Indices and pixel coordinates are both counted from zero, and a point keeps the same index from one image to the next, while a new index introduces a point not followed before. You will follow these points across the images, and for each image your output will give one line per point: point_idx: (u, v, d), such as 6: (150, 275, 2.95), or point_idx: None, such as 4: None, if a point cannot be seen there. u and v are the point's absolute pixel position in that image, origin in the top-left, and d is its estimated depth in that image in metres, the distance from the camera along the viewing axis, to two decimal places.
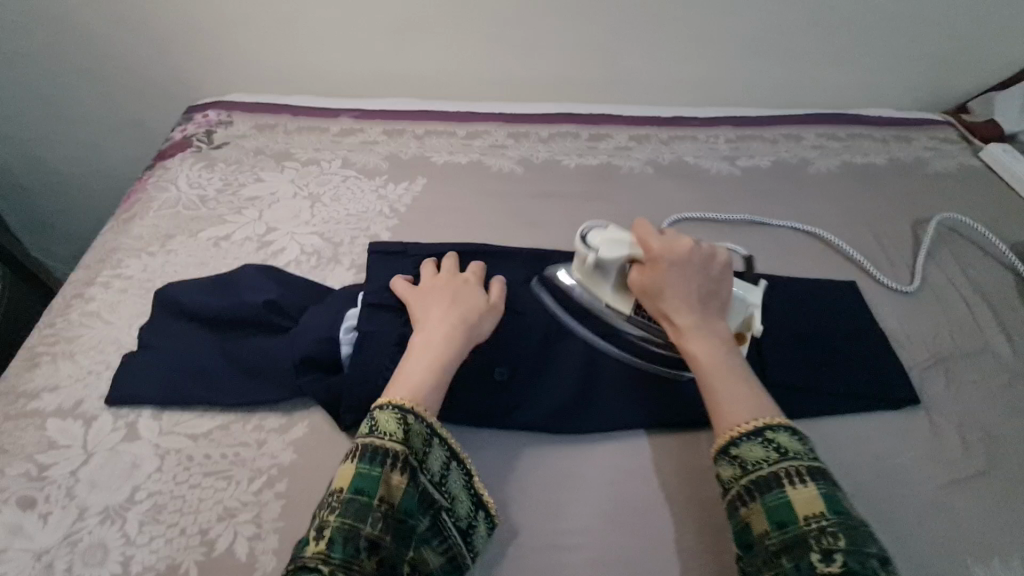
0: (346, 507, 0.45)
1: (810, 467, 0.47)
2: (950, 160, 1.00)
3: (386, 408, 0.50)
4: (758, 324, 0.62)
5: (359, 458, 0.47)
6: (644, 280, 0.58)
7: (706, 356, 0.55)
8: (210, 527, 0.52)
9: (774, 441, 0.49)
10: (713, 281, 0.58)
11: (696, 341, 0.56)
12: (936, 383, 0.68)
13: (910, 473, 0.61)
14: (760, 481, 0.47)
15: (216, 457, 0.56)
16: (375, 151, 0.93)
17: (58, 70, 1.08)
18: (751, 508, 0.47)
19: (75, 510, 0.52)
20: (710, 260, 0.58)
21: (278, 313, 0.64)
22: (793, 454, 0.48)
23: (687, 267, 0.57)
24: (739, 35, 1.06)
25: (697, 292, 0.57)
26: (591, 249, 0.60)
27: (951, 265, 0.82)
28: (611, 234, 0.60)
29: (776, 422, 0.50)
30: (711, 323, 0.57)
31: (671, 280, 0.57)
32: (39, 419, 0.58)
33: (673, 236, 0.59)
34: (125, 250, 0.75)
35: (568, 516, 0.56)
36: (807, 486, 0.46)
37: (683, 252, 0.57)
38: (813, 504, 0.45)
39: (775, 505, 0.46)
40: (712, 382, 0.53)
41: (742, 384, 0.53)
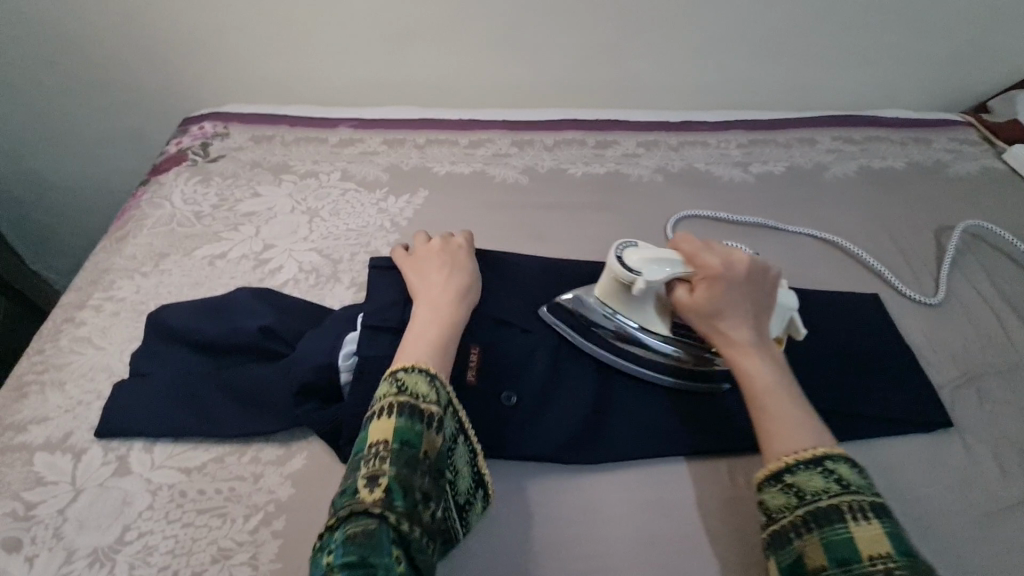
0: (398, 457, 0.46)
1: (873, 502, 0.44)
2: (972, 163, 0.96)
3: (414, 372, 0.51)
4: (801, 327, 0.59)
5: (398, 415, 0.47)
6: (701, 295, 0.55)
7: (761, 376, 0.52)
8: (204, 570, 0.49)
9: (834, 471, 0.46)
10: (765, 298, 0.56)
11: (750, 360, 0.53)
12: (967, 403, 0.65)
13: (944, 503, 0.57)
14: (819, 512, 0.44)
15: (210, 493, 0.53)
16: (375, 162, 0.90)
17: (51, 83, 1.06)
18: (807, 540, 0.44)
19: (63, 552, 0.49)
20: (764, 277, 0.56)
21: (273, 339, 0.62)
22: (855, 487, 0.45)
23: (743, 284, 0.55)
24: (749, 35, 1.02)
25: (750, 309, 0.55)
26: (636, 275, 0.57)
27: (977, 275, 0.79)
28: (648, 252, 0.58)
29: (834, 451, 0.47)
30: (764, 341, 0.55)
31: (728, 296, 0.54)
32: (27, 453, 0.55)
33: (727, 251, 0.56)
34: (118, 271, 0.73)
35: (583, 554, 0.52)
36: (872, 523, 0.43)
37: (740, 268, 0.55)
38: (879, 544, 0.42)
39: (835, 540, 0.43)
40: (768, 403, 0.51)
41: (799, 406, 0.50)
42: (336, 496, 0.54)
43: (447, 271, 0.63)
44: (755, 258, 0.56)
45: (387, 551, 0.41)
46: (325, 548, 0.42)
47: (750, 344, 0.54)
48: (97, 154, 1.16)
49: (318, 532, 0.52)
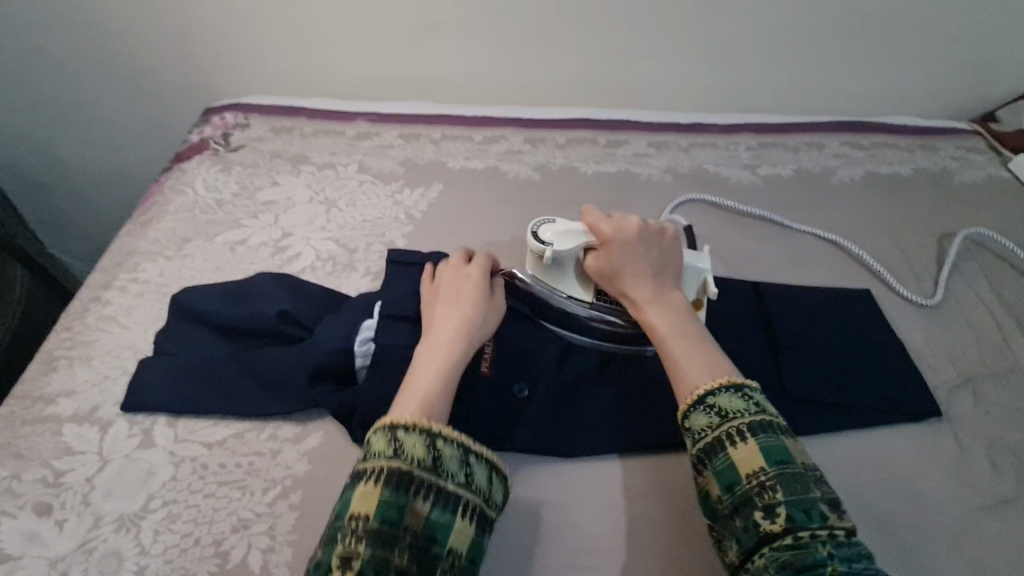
0: (372, 540, 0.43)
1: (751, 422, 0.47)
2: (977, 171, 0.98)
3: (411, 430, 0.47)
4: (713, 286, 0.63)
5: (383, 483, 0.44)
6: (600, 264, 0.62)
7: (662, 324, 0.57)
8: (224, 539, 0.51)
9: (715, 405, 0.49)
10: (664, 256, 0.62)
11: (653, 311, 0.58)
12: (963, 403, 0.66)
13: (937, 498, 0.59)
14: (706, 447, 0.48)
15: (230, 467, 0.56)
16: (391, 156, 0.92)
17: (77, 71, 1.08)
18: (704, 476, 0.48)
19: (91, 517, 0.52)
20: (659, 238, 0.63)
21: (292, 324, 0.64)
22: (733, 414, 0.48)
23: (635, 244, 0.61)
24: (762, 40, 1.04)
25: (647, 268, 0.60)
26: (546, 245, 0.63)
27: (978, 280, 0.80)
28: (561, 227, 0.64)
29: (725, 382, 0.50)
30: (667, 294, 0.59)
31: (621, 258, 0.61)
32: (56, 424, 0.58)
33: (621, 219, 0.64)
34: (142, 254, 0.75)
35: (585, 536, 0.55)
36: (749, 443, 0.46)
37: (630, 231, 0.62)
38: (755, 461, 0.46)
39: (720, 469, 0.47)
40: (669, 347, 0.55)
41: (700, 346, 0.54)
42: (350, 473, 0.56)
43: (458, 302, 0.59)
44: (646, 222, 0.63)
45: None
46: None
47: (651, 297, 0.59)
48: (119, 141, 1.19)
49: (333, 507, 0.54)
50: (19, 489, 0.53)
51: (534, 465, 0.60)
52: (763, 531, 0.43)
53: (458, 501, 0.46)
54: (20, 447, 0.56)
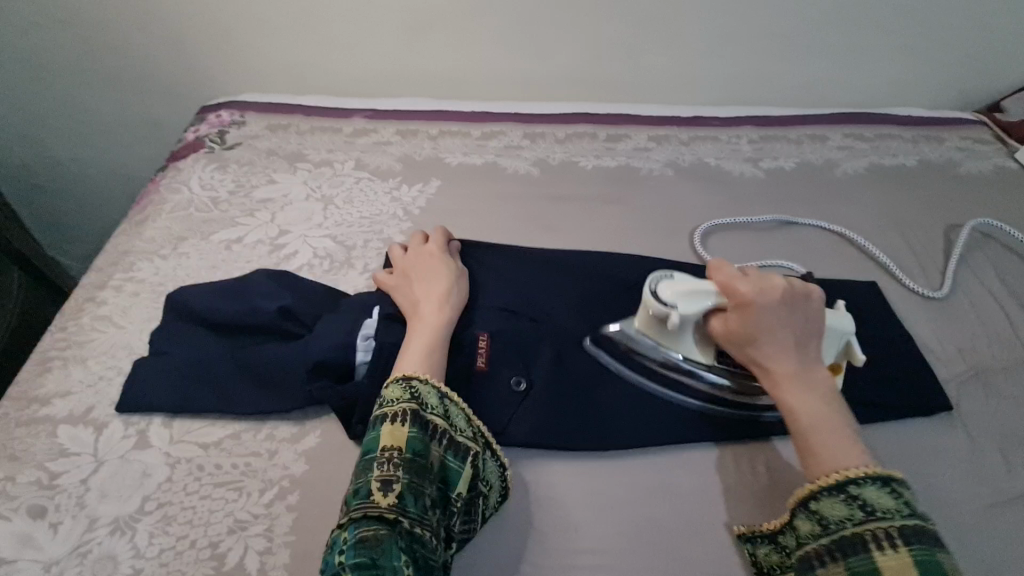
0: (407, 469, 0.46)
1: (902, 526, 0.43)
2: (984, 162, 0.96)
3: (426, 383, 0.51)
4: (859, 351, 0.58)
5: (411, 423, 0.48)
6: (730, 326, 0.55)
7: (805, 407, 0.49)
8: (221, 541, 0.50)
9: (860, 496, 0.45)
10: (810, 321, 0.54)
11: (792, 391, 0.51)
12: (973, 398, 0.65)
13: (947, 494, 0.58)
14: (844, 541, 0.44)
15: (226, 468, 0.55)
16: (389, 153, 0.91)
17: (72, 70, 1.07)
18: (832, 571, 0.44)
19: (86, 520, 0.51)
20: (804, 300, 0.54)
21: (291, 320, 0.63)
22: (882, 513, 0.44)
23: (780, 308, 0.53)
24: (763, 32, 1.02)
25: (788, 336, 0.52)
26: (670, 308, 0.56)
27: (987, 272, 0.79)
28: (682, 287, 0.57)
29: (872, 473, 0.45)
30: (810, 370, 0.52)
31: (765, 322, 0.53)
32: (50, 425, 0.57)
33: (760, 276, 0.55)
34: (138, 253, 0.74)
35: (586, 535, 0.54)
36: (901, 552, 0.42)
37: (775, 292, 0.53)
38: (907, 573, 0.41)
39: (862, 571, 0.42)
40: (812, 433, 0.48)
41: (849, 435, 0.48)
42: (348, 473, 0.55)
43: (435, 274, 0.63)
44: (791, 281, 0.55)
45: (397, 558, 0.42)
46: (336, 547, 0.43)
47: (789, 373, 0.51)
48: (115, 140, 1.18)
49: (330, 508, 0.53)
50: (13, 491, 0.53)
51: (534, 461, 0.59)
52: None
53: (469, 450, 0.51)
54: (14, 449, 0.55)
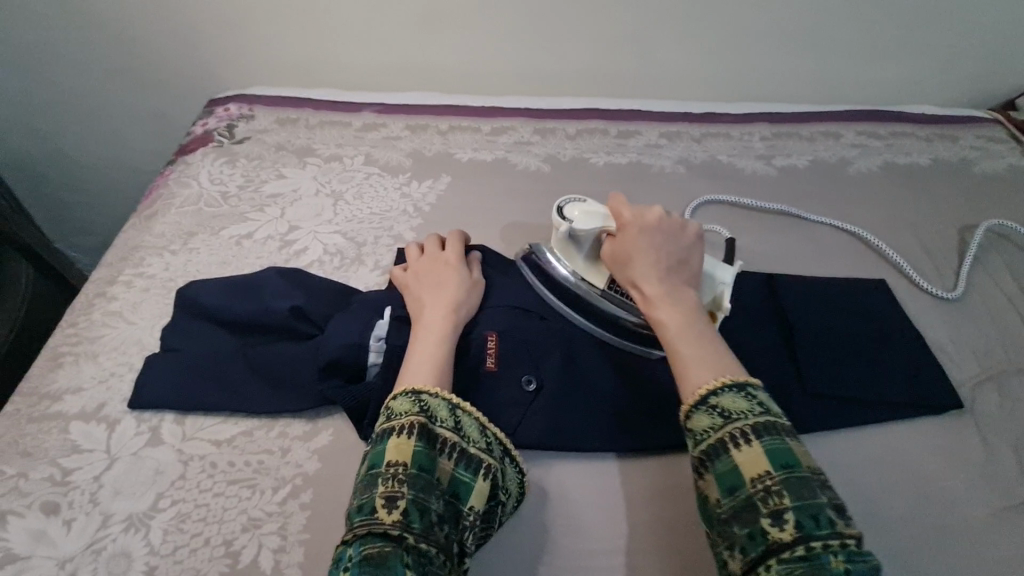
0: (413, 483, 0.44)
1: (754, 424, 0.45)
2: (998, 161, 0.95)
3: (435, 395, 0.49)
4: (727, 303, 0.61)
5: (417, 437, 0.46)
6: (616, 253, 0.60)
7: (674, 321, 0.53)
8: (234, 538, 0.50)
9: (718, 405, 0.47)
10: (684, 250, 0.59)
11: (663, 307, 0.55)
12: (987, 399, 0.65)
13: (961, 497, 0.57)
14: (708, 450, 0.46)
15: (239, 466, 0.55)
16: (398, 148, 0.90)
17: (79, 62, 1.06)
18: (704, 479, 0.46)
19: (99, 517, 0.51)
20: (679, 231, 0.60)
21: (303, 319, 0.63)
22: (737, 415, 0.46)
23: (654, 235, 0.59)
24: (777, 28, 1.01)
25: (661, 264, 0.58)
26: (564, 219, 0.64)
27: (1001, 273, 0.78)
28: (589, 207, 0.64)
29: (724, 381, 0.48)
30: (681, 290, 0.56)
31: (639, 252, 0.58)
32: (62, 421, 0.57)
33: (641, 211, 0.62)
34: (148, 248, 0.74)
35: (597, 536, 0.54)
36: (752, 446, 0.44)
37: (650, 223, 0.60)
38: (759, 464, 0.44)
39: (724, 474, 0.44)
40: (677, 345, 0.52)
41: (712, 345, 0.51)
42: None
43: (447, 284, 0.62)
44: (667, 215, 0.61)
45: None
46: (340, 563, 0.41)
47: (662, 292, 0.56)
48: (123, 133, 1.17)
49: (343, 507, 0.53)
50: (25, 488, 0.52)
51: (544, 461, 0.59)
52: (770, 540, 0.41)
53: (482, 463, 0.48)
54: (26, 445, 0.55)
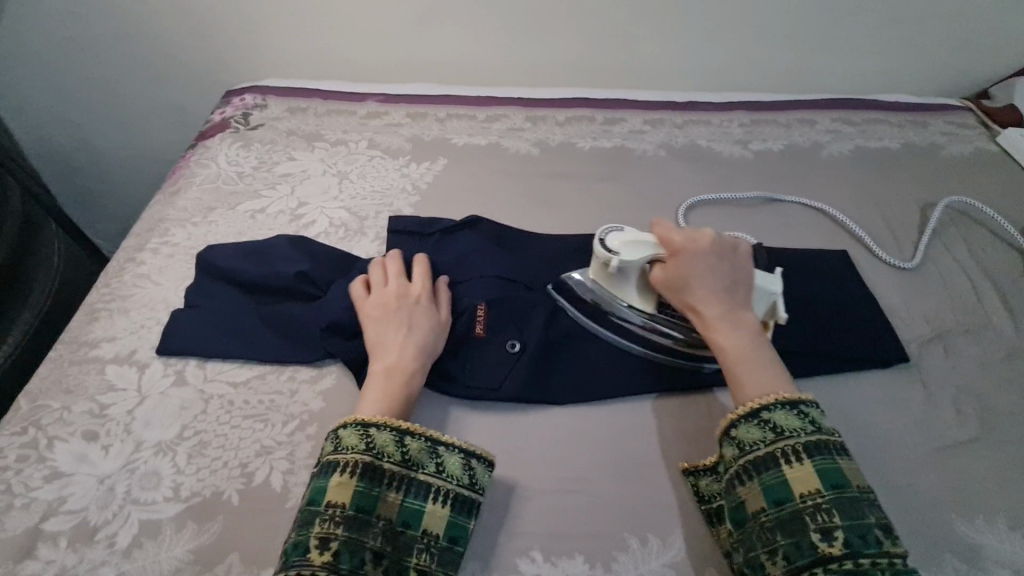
0: (349, 523, 0.49)
1: (806, 443, 0.50)
2: (965, 145, 1.01)
3: (381, 428, 0.53)
4: (783, 311, 0.62)
5: (359, 476, 0.51)
6: (668, 276, 0.61)
7: (734, 347, 0.56)
8: (249, 462, 0.58)
9: (771, 421, 0.51)
10: (736, 269, 0.61)
11: (721, 333, 0.57)
12: (934, 356, 0.70)
13: (902, 438, 0.63)
14: (758, 461, 0.50)
15: (253, 403, 0.62)
16: (399, 133, 0.98)
17: (106, 58, 1.15)
18: (748, 487, 0.50)
19: (133, 443, 0.59)
20: (731, 251, 0.61)
21: (309, 283, 0.70)
22: (789, 432, 0.50)
23: (709, 257, 0.60)
24: (756, 21, 1.07)
25: (717, 282, 0.59)
26: (612, 254, 0.62)
27: (958, 246, 0.84)
28: (629, 237, 0.63)
29: (783, 399, 0.52)
30: (736, 312, 0.58)
31: (697, 272, 0.59)
32: (100, 364, 0.65)
33: (692, 231, 0.62)
34: (172, 220, 0.82)
35: (575, 467, 0.59)
36: (804, 463, 0.49)
37: (704, 243, 0.60)
38: (810, 481, 0.48)
39: (772, 485, 0.49)
40: (740, 368, 0.55)
41: (772, 368, 0.55)
42: None
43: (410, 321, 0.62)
44: (718, 234, 0.62)
45: None
46: None
47: (718, 316, 0.58)
48: (146, 123, 1.26)
49: None
50: (69, 418, 0.60)
51: (525, 408, 0.63)
52: (819, 553, 0.46)
53: (429, 487, 0.52)
54: (69, 383, 0.63)
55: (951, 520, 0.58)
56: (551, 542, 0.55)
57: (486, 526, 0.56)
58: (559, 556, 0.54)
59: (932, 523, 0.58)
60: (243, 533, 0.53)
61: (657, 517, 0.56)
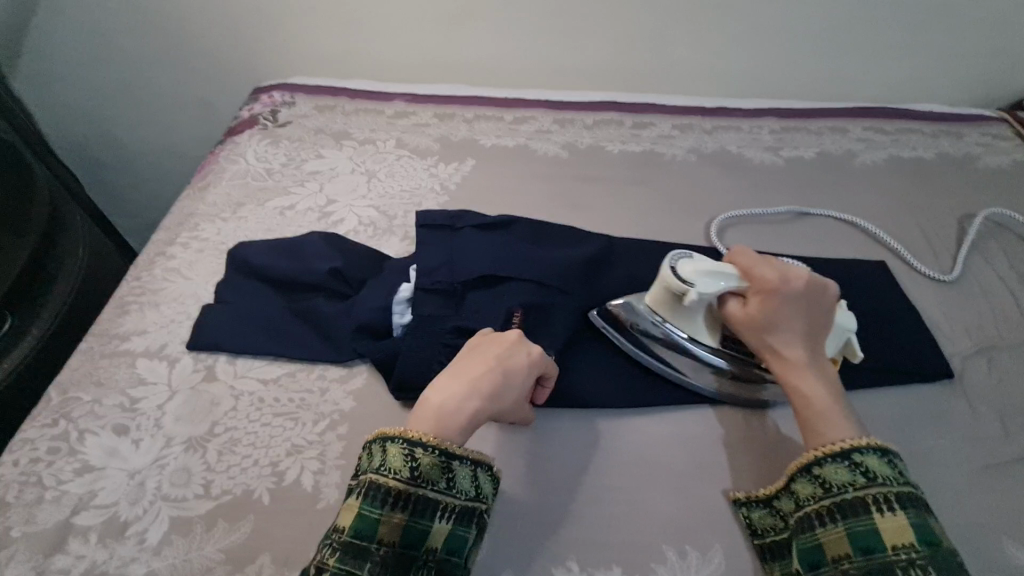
0: (346, 552, 0.44)
1: (898, 493, 0.48)
2: (1003, 156, 0.98)
3: (394, 441, 0.49)
4: (857, 347, 0.61)
5: (363, 498, 0.47)
6: (753, 313, 0.57)
7: (818, 393, 0.54)
8: (280, 461, 0.57)
9: (862, 465, 0.49)
10: (822, 316, 0.58)
11: (804, 377, 0.55)
12: (978, 371, 0.69)
13: (946, 455, 0.62)
14: (844, 504, 0.48)
15: (284, 401, 0.61)
16: (427, 134, 0.97)
17: (133, 53, 1.15)
18: (831, 531, 0.48)
19: (163, 438, 0.58)
20: (819, 295, 0.57)
21: (340, 280, 0.69)
22: (882, 480, 0.48)
23: (800, 299, 0.56)
24: (790, 27, 1.05)
25: (801, 325, 0.56)
26: (689, 286, 0.57)
27: (997, 259, 0.82)
28: (704, 266, 0.58)
29: (864, 444, 0.50)
30: (817, 358, 0.56)
31: (784, 313, 0.56)
32: (130, 358, 0.64)
33: (783, 267, 0.58)
34: (202, 215, 0.82)
35: (611, 475, 0.58)
36: (896, 515, 0.47)
37: (798, 282, 0.56)
38: (903, 535, 0.46)
39: (862, 532, 0.47)
40: (821, 412, 0.53)
41: (848, 413, 0.53)
42: (392, 411, 0.61)
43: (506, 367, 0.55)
44: (813, 275, 0.58)
45: None
46: None
47: (802, 359, 0.56)
48: (171, 120, 1.27)
49: None
50: (99, 411, 0.60)
51: (558, 415, 0.62)
52: None
53: (438, 504, 0.48)
54: (100, 375, 0.63)
55: (999, 541, 0.56)
56: (587, 552, 0.53)
57: (519, 531, 0.55)
58: (596, 567, 0.53)
59: (978, 543, 0.56)
60: (274, 533, 0.52)
61: (696, 529, 0.55)
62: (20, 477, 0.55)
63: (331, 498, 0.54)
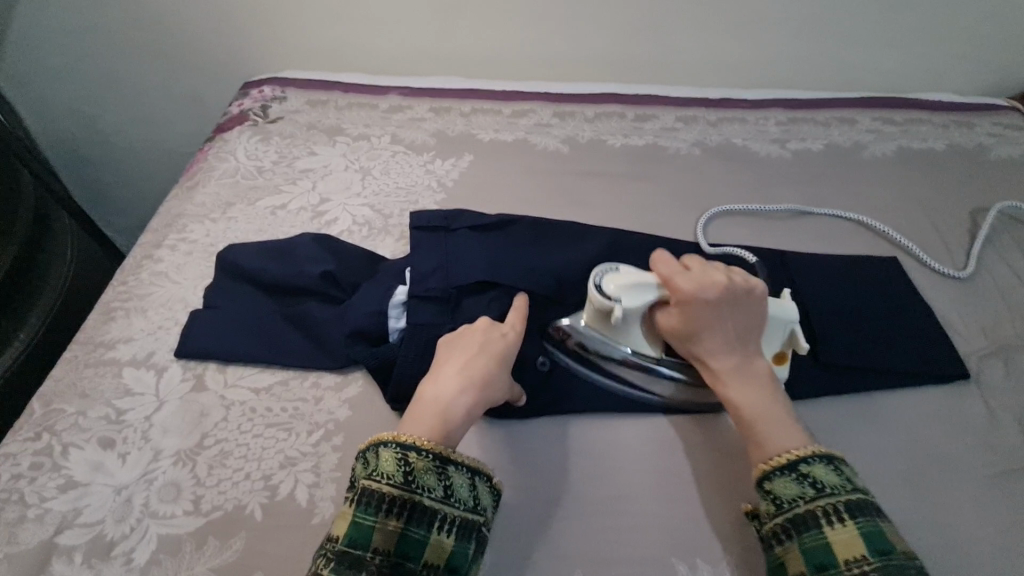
0: (340, 561, 0.42)
1: (847, 502, 0.46)
2: (1015, 147, 0.95)
3: (388, 446, 0.47)
4: (803, 340, 0.58)
5: (356, 507, 0.45)
6: (676, 328, 0.56)
7: (753, 406, 0.52)
8: (273, 474, 0.54)
9: (810, 475, 0.47)
10: (749, 320, 0.55)
11: (736, 389, 0.53)
12: (994, 371, 0.67)
13: (962, 460, 0.60)
14: (796, 518, 0.46)
15: (276, 411, 0.59)
16: (423, 128, 0.94)
17: (119, 48, 1.12)
18: (788, 548, 0.46)
19: (151, 451, 0.56)
20: (745, 301, 0.55)
21: (333, 284, 0.66)
22: (831, 490, 0.46)
23: (720, 308, 0.54)
24: (796, 15, 1.01)
25: (728, 334, 0.54)
26: (614, 302, 0.56)
27: (1012, 255, 0.79)
28: (626, 279, 0.57)
29: (812, 453, 0.48)
30: (751, 364, 0.55)
31: (706, 326, 0.54)
32: (117, 366, 0.62)
33: (701, 274, 0.56)
34: (190, 216, 0.79)
35: (617, 483, 0.56)
36: (847, 526, 0.45)
37: (712, 289, 0.54)
38: (855, 547, 0.44)
39: (813, 547, 0.45)
40: (758, 428, 0.51)
41: (789, 424, 0.51)
42: (388, 420, 0.59)
43: (490, 356, 0.54)
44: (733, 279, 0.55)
45: None
46: None
47: (731, 372, 0.54)
48: (162, 117, 1.23)
49: None
50: (84, 423, 0.57)
51: (563, 419, 0.60)
52: None
53: (435, 514, 0.46)
54: (85, 386, 0.60)
55: (1018, 549, 0.54)
56: (592, 567, 0.51)
57: (523, 544, 0.53)
58: None
59: (997, 551, 0.54)
60: (267, 551, 0.50)
61: (705, 540, 0.53)
62: (2, 494, 0.53)
63: (327, 513, 0.52)
